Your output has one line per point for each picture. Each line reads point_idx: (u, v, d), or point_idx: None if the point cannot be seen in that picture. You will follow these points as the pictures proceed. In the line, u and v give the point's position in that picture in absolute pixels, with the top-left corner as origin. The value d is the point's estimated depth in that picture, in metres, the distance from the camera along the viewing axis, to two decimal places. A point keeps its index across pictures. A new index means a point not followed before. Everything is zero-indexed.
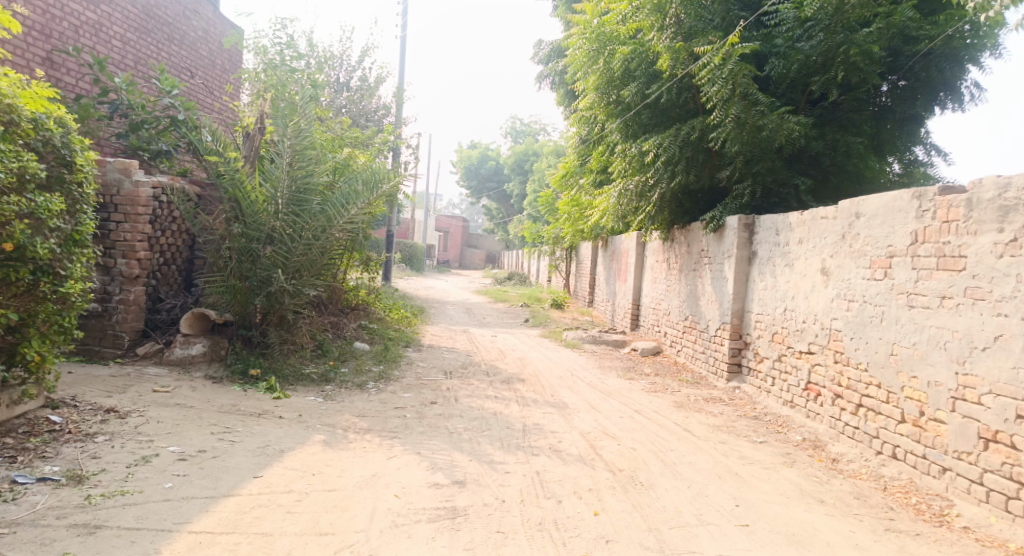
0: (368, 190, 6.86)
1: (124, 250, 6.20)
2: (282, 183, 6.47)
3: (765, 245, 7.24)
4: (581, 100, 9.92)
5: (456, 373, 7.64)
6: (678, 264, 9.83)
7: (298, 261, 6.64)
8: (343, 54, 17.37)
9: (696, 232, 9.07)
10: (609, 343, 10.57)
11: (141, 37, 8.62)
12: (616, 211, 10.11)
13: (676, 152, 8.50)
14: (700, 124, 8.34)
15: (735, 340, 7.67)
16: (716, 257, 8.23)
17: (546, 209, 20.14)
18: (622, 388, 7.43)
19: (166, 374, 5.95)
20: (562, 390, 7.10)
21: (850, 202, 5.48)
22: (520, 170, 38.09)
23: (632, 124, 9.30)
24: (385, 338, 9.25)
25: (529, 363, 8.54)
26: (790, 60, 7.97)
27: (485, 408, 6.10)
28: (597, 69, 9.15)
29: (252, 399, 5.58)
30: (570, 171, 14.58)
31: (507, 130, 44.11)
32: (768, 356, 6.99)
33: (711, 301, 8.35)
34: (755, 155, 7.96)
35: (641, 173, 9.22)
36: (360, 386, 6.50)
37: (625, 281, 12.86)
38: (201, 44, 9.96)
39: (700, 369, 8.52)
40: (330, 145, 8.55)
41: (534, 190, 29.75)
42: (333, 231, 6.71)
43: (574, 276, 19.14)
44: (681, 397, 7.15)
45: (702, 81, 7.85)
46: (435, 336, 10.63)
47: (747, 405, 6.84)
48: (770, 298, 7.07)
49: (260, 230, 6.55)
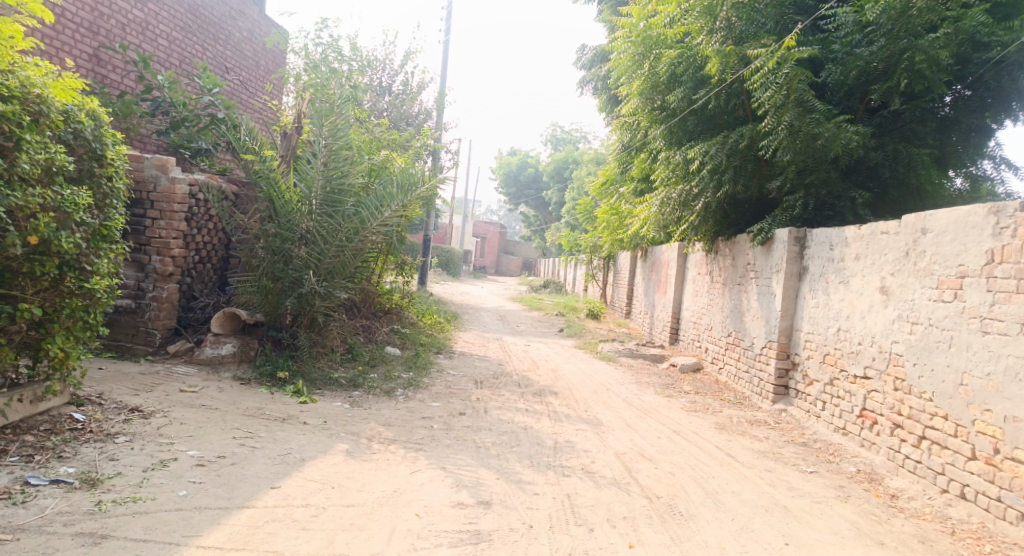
0: (403, 193, 6.66)
1: (158, 247, 6.18)
2: (317, 184, 6.41)
3: (817, 261, 6.84)
4: (624, 106, 9.66)
5: (487, 383, 7.42)
6: (721, 277, 9.45)
7: (330, 263, 6.53)
8: (386, 58, 17.44)
9: (742, 245, 8.68)
10: (646, 357, 10.23)
11: (186, 36, 8.70)
12: (657, 220, 9.80)
13: (723, 161, 8.16)
14: (750, 132, 7.97)
15: (782, 359, 7.28)
16: (764, 272, 7.84)
17: (585, 217, 19.83)
18: (660, 407, 7.10)
19: (194, 374, 5.87)
20: (596, 406, 6.81)
21: (916, 216, 5.07)
22: (559, 178, 37.83)
23: (676, 130, 9.01)
24: (417, 344, 9.09)
25: (563, 375, 8.27)
26: (849, 67, 7.59)
27: (516, 422, 5.86)
28: (642, 74, 8.88)
29: (278, 403, 5.44)
30: (610, 179, 14.28)
31: (548, 138, 43.98)
32: (818, 379, 6.59)
33: (757, 317, 7.96)
34: (808, 165, 7.57)
35: (684, 181, 8.94)
36: (388, 393, 6.33)
37: (665, 294, 12.49)
38: (246, 45, 10.03)
39: (743, 389, 8.13)
40: (368, 147, 8.49)
41: (573, 199, 29.44)
42: (366, 233, 6.57)
43: (611, 286, 18.78)
44: (723, 418, 6.78)
45: (755, 86, 7.52)
46: (468, 343, 10.45)
47: (795, 430, 6.45)
48: (821, 317, 6.67)
49: (294, 230, 6.48)
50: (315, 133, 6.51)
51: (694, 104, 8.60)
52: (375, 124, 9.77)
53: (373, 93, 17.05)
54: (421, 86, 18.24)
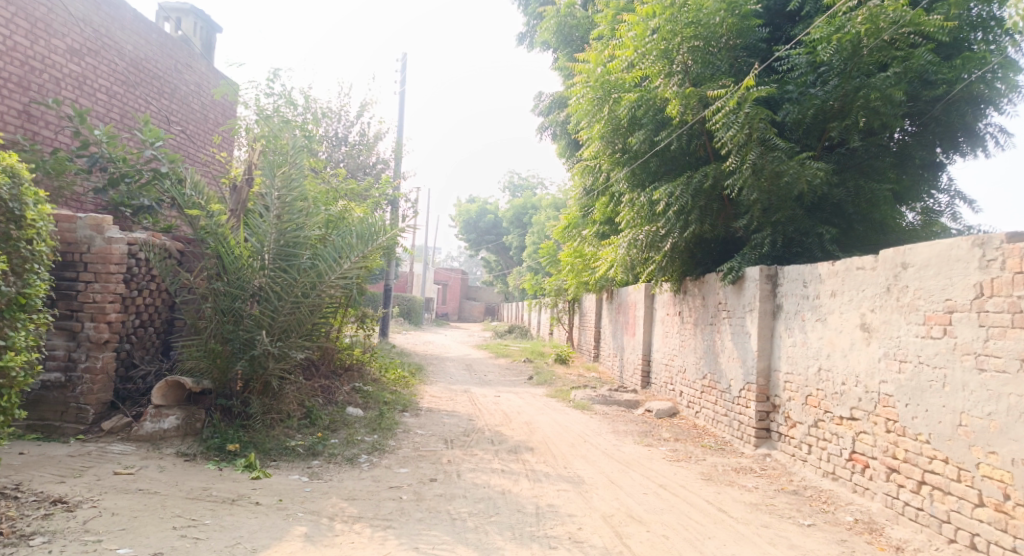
0: (363, 244, 6.29)
1: (92, 313, 5.63)
2: (269, 237, 6.00)
3: (791, 299, 6.71)
4: (586, 150, 9.56)
5: (458, 442, 6.97)
6: (692, 318, 9.28)
7: (285, 321, 6.07)
8: (341, 110, 17.24)
9: (711, 284, 8.55)
10: (621, 403, 9.89)
11: (128, 90, 8.30)
12: (624, 263, 9.64)
13: (688, 201, 8.06)
14: (715, 171, 7.91)
15: (762, 401, 7.06)
16: (736, 311, 7.68)
17: (548, 261, 19.68)
18: (641, 458, 6.75)
19: (132, 452, 5.29)
20: (576, 462, 6.42)
21: (894, 251, 4.99)
22: (518, 223, 37.95)
23: (639, 172, 8.93)
24: (381, 403, 8.57)
25: (537, 428, 7.86)
26: (806, 106, 7.62)
27: (492, 486, 5.42)
28: (602, 118, 8.80)
29: (228, 481, 4.91)
30: (573, 223, 14.16)
31: (506, 184, 44.32)
32: (802, 421, 6.37)
33: (732, 358, 7.75)
34: (773, 203, 7.52)
35: (650, 223, 8.79)
36: (351, 461, 5.82)
37: (634, 336, 12.26)
38: (193, 98, 9.66)
39: (723, 434, 7.85)
40: (325, 198, 8.15)
41: (534, 243, 29.44)
42: (324, 286, 6.16)
43: (577, 330, 18.53)
44: (708, 468, 6.46)
45: (716, 126, 7.47)
46: (434, 398, 9.96)
47: (783, 477, 6.17)
48: (800, 356, 6.50)
49: (245, 287, 6.03)
50: (265, 184, 6.13)
51: (656, 146, 8.55)
52: (331, 173, 9.42)
53: (329, 145, 16.78)
54: (377, 136, 18.06)
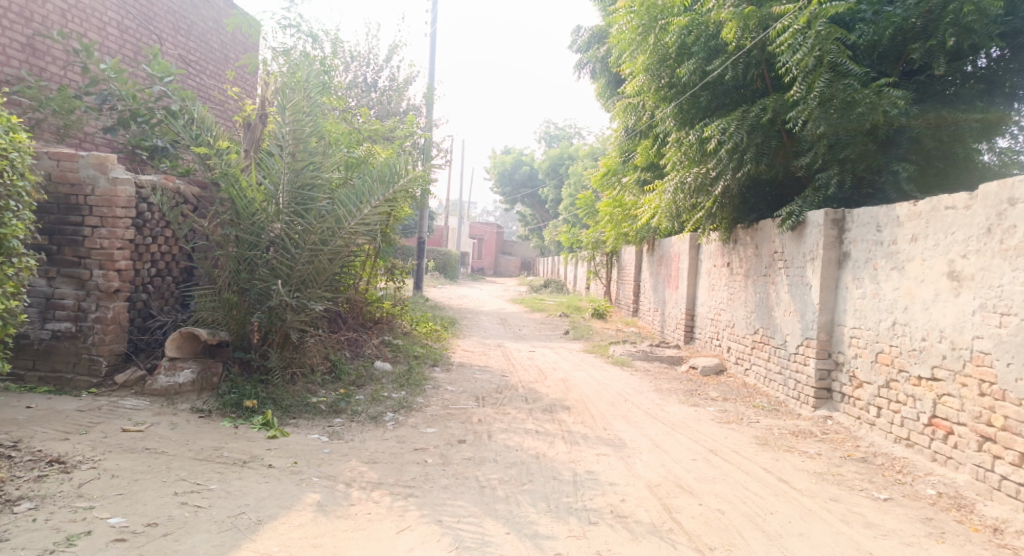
0: (384, 187, 5.77)
1: (100, 260, 5.30)
2: (283, 179, 5.53)
3: (862, 245, 6.00)
4: (628, 85, 8.80)
5: (490, 399, 6.54)
6: (743, 269, 8.58)
7: (303, 271, 5.63)
8: (370, 53, 16.59)
9: (766, 231, 7.83)
10: (663, 360, 9.33)
11: (141, 25, 7.84)
12: (669, 209, 8.94)
13: (743, 138, 7.30)
14: (774, 104, 7.12)
15: (823, 359, 6.43)
16: (795, 260, 6.99)
17: (584, 213, 18.97)
18: (688, 419, 6.23)
19: (144, 407, 4.99)
20: (617, 422, 5.93)
21: (998, 186, 4.35)
22: (554, 175, 37.03)
23: (688, 108, 8.18)
24: (410, 357, 8.18)
25: (575, 386, 7.37)
26: (882, 26, 6.72)
27: (525, 448, 4.97)
28: (649, 46, 8.04)
29: (242, 441, 4.57)
30: (612, 169, 13.38)
31: (542, 136, 43.19)
32: (871, 382, 5.74)
33: (789, 312, 7.09)
34: (841, 139, 6.73)
35: (699, 165, 8.10)
36: (375, 419, 5.43)
37: (677, 289, 11.61)
38: (212, 36, 9.17)
39: (777, 393, 7.25)
40: (347, 140, 7.65)
41: (570, 195, 28.63)
42: (344, 233, 5.70)
43: (616, 283, 17.90)
44: (762, 430, 5.91)
45: (780, 49, 6.72)
46: (467, 352, 9.56)
47: (848, 442, 5.57)
48: (870, 310, 5.82)
49: (261, 234, 5.61)
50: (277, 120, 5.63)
51: (707, 77, 7.79)
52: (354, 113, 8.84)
53: (359, 90, 16.22)
54: (408, 81, 17.40)
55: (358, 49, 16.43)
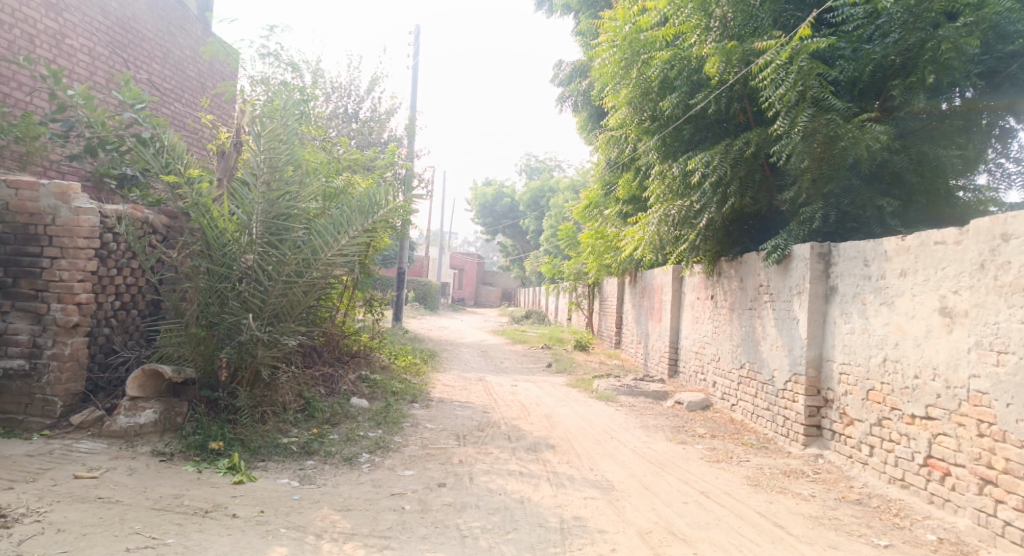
0: (363, 217, 5.57)
1: (59, 293, 5.01)
2: (257, 209, 5.31)
3: (849, 279, 5.92)
4: (611, 117, 8.78)
5: (471, 438, 6.28)
6: (728, 302, 8.48)
7: (276, 304, 5.38)
8: (350, 84, 16.56)
9: (751, 265, 7.75)
10: (648, 395, 9.14)
11: (114, 52, 7.67)
12: (652, 242, 8.84)
13: (727, 172, 7.26)
14: (758, 137, 7.09)
15: (812, 395, 6.30)
16: (782, 294, 6.91)
17: (566, 244, 18.92)
18: (676, 458, 6.02)
19: (101, 451, 4.66)
20: (604, 462, 5.71)
21: (990, 221, 4.30)
22: (535, 206, 37.16)
23: (671, 141, 8.16)
24: (388, 393, 7.89)
25: (559, 423, 7.14)
26: (863, 62, 6.77)
27: (509, 492, 4.72)
28: (632, 79, 8.04)
29: (205, 487, 4.26)
30: (594, 201, 13.35)
31: (522, 167, 43.46)
32: (862, 419, 5.60)
33: (776, 346, 6.97)
34: (825, 172, 6.72)
35: (683, 198, 8.03)
36: (350, 461, 5.15)
37: (660, 322, 11.49)
38: (189, 64, 9.01)
39: (765, 430, 7.09)
40: (326, 169, 7.47)
41: (551, 226, 28.66)
42: (320, 265, 5.48)
43: (598, 314, 17.77)
44: (753, 470, 5.72)
45: (762, 83, 6.71)
46: (447, 387, 9.29)
47: (841, 482, 5.41)
48: (860, 345, 5.71)
49: (232, 266, 5.36)
50: (251, 147, 5.43)
51: (690, 110, 7.78)
52: (333, 143, 8.68)
53: (340, 121, 16.13)
54: (389, 112, 17.37)
55: (339, 80, 16.40)
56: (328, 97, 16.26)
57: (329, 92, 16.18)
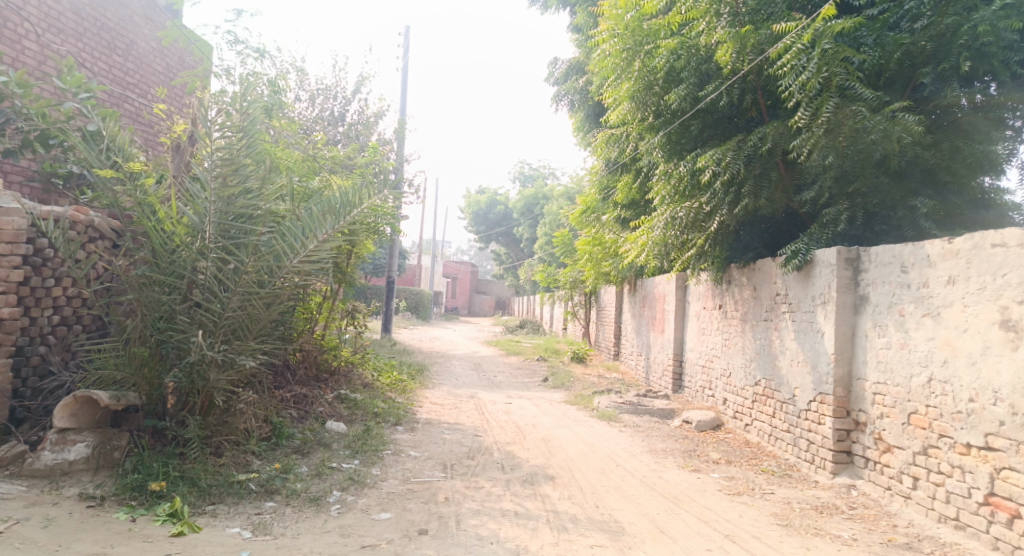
0: (334, 218, 4.89)
1: None
2: (210, 209, 4.61)
3: (884, 288, 5.27)
4: (612, 113, 8.17)
5: (460, 469, 5.57)
6: (739, 312, 7.82)
7: (233, 319, 4.66)
8: (336, 85, 15.93)
9: (767, 272, 7.10)
10: (653, 413, 8.43)
11: (68, 41, 6.98)
12: (657, 248, 8.14)
13: (741, 170, 6.62)
14: (775, 131, 6.46)
15: (841, 417, 5.63)
16: (803, 304, 6.25)
17: (561, 251, 18.25)
18: (691, 491, 5.33)
19: (17, 496, 3.93)
20: (611, 498, 5.00)
21: None
22: (529, 214, 36.52)
23: (676, 138, 7.56)
24: (369, 415, 7.15)
25: (558, 448, 6.43)
26: (889, 49, 6.11)
27: (502, 541, 4.00)
28: (635, 71, 7.48)
29: (135, 543, 3.54)
30: (591, 206, 12.66)
31: (516, 175, 42.92)
32: (903, 447, 4.93)
33: (798, 362, 6.31)
34: (849, 169, 6.09)
35: (691, 198, 7.37)
36: (317, 502, 4.42)
37: (663, 333, 10.82)
38: (155, 57, 8.32)
39: (786, 455, 6.41)
40: (300, 169, 6.78)
41: (546, 234, 28.01)
42: (284, 273, 4.79)
43: (595, 324, 17.11)
44: (779, 505, 5.03)
45: (781, 70, 6.07)
46: (435, 405, 8.56)
47: (883, 520, 4.73)
48: (898, 362, 5.05)
49: (181, 276, 4.64)
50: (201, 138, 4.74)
51: (699, 103, 7.19)
52: (308, 138, 7.94)
53: (326, 124, 15.46)
54: (377, 115, 16.74)
55: (324, 81, 15.73)
56: (314, 99, 15.57)
57: (315, 94, 15.49)
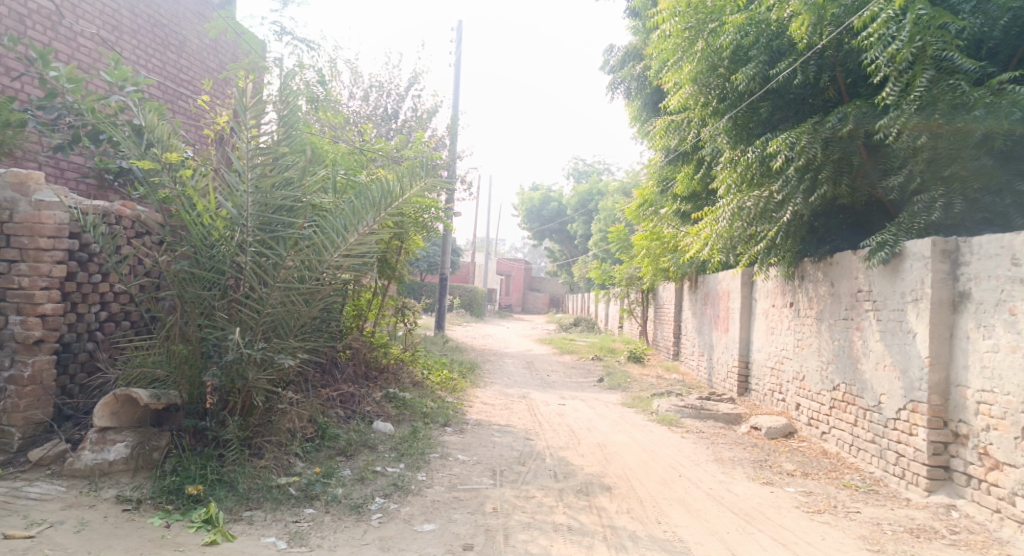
0: (375, 210, 4.64)
1: (19, 304, 4.31)
2: (248, 200, 4.41)
3: (990, 283, 4.63)
4: (672, 99, 7.73)
5: (510, 475, 5.23)
6: (814, 310, 7.20)
7: (273, 316, 4.46)
8: (390, 82, 15.87)
9: (846, 266, 6.48)
10: (717, 418, 7.89)
11: (122, 38, 6.99)
12: (722, 241, 7.59)
13: (817, 155, 6.04)
14: (857, 110, 5.84)
15: (937, 428, 5.02)
16: (890, 302, 5.64)
17: (617, 247, 17.72)
18: (764, 506, 4.83)
19: (54, 497, 3.82)
20: (674, 513, 4.57)
21: None
22: (583, 210, 35.95)
23: (744, 121, 7.04)
24: (418, 415, 6.90)
25: (615, 455, 6.01)
26: (994, 15, 5.45)
27: None
28: (697, 53, 7.00)
29: (165, 552, 3.34)
30: (649, 199, 12.06)
31: (570, 171, 42.37)
32: (1015, 465, 4.30)
33: (884, 366, 5.70)
34: (946, 151, 5.43)
35: (761, 187, 6.82)
36: (358, 510, 4.16)
37: (726, 332, 10.22)
38: (208, 54, 8.31)
39: (871, 468, 5.82)
40: (347, 162, 6.60)
41: (601, 230, 27.43)
42: (325, 268, 4.56)
43: (653, 322, 16.51)
44: (867, 527, 4.48)
45: (866, 42, 5.48)
46: (486, 406, 8.27)
47: (993, 548, 4.13)
48: (1008, 368, 4.42)
49: (222, 272, 4.46)
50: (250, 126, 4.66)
51: (769, 82, 6.66)
52: (356, 131, 7.77)
53: (379, 120, 15.43)
54: (431, 111, 16.61)
55: (378, 78, 15.72)
56: (368, 96, 15.59)
57: (369, 91, 15.48)
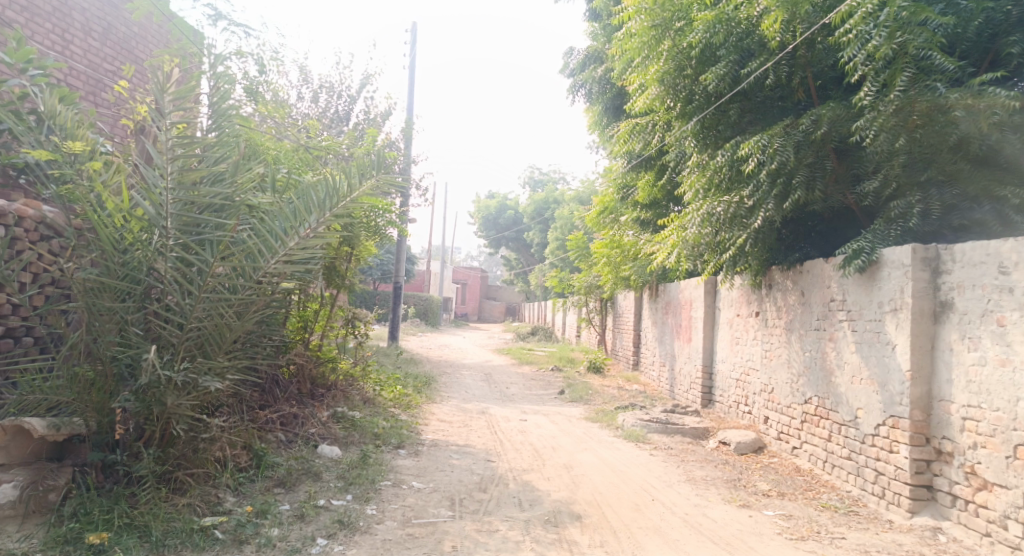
0: (319, 210, 4.12)
1: None
2: (169, 198, 3.81)
3: (975, 293, 4.41)
4: (637, 100, 7.49)
5: (471, 505, 4.75)
6: (782, 320, 6.97)
7: (199, 331, 3.89)
8: (341, 84, 15.22)
9: (817, 275, 6.25)
10: (685, 433, 7.57)
11: (34, 20, 6.24)
12: (690, 249, 7.31)
13: (790, 158, 5.80)
14: (832, 112, 5.64)
15: (919, 445, 4.77)
16: (866, 312, 5.41)
17: (576, 255, 17.45)
18: (744, 534, 4.47)
19: None
20: (651, 545, 4.16)
21: None
22: (539, 218, 35.73)
23: (712, 124, 6.82)
24: (368, 437, 6.34)
25: (582, 477, 5.59)
26: (967, 16, 5.31)
27: None
28: (663, 53, 6.78)
29: None
30: (609, 206, 11.76)
31: (527, 179, 42.18)
32: (1007, 486, 4.06)
33: (861, 379, 5.46)
34: (922, 154, 5.27)
35: (731, 192, 6.57)
36: (296, 555, 3.62)
37: (689, 342, 9.97)
38: (137, 43, 7.59)
39: (847, 486, 5.56)
40: (291, 162, 6.06)
41: (558, 238, 27.21)
42: (261, 276, 4.01)
43: (612, 332, 16.27)
44: None
45: (843, 39, 5.32)
46: (443, 423, 7.76)
47: None
48: (996, 383, 4.19)
49: (137, 281, 3.86)
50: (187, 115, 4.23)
51: (738, 84, 6.44)
52: (301, 128, 7.19)
53: (329, 123, 14.75)
54: (384, 114, 16.04)
55: (328, 78, 15.04)
56: (317, 97, 14.90)
57: (319, 92, 14.82)
